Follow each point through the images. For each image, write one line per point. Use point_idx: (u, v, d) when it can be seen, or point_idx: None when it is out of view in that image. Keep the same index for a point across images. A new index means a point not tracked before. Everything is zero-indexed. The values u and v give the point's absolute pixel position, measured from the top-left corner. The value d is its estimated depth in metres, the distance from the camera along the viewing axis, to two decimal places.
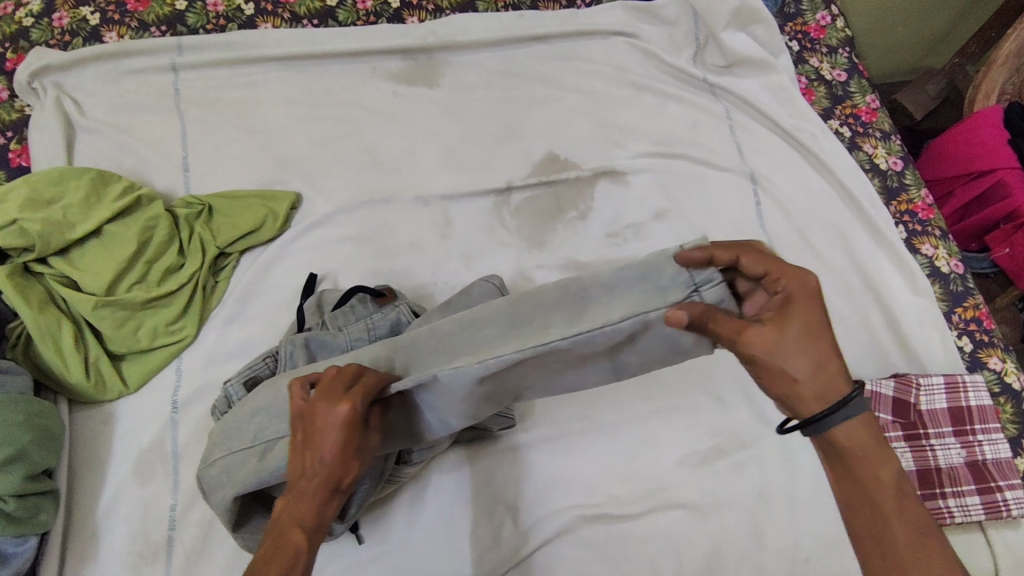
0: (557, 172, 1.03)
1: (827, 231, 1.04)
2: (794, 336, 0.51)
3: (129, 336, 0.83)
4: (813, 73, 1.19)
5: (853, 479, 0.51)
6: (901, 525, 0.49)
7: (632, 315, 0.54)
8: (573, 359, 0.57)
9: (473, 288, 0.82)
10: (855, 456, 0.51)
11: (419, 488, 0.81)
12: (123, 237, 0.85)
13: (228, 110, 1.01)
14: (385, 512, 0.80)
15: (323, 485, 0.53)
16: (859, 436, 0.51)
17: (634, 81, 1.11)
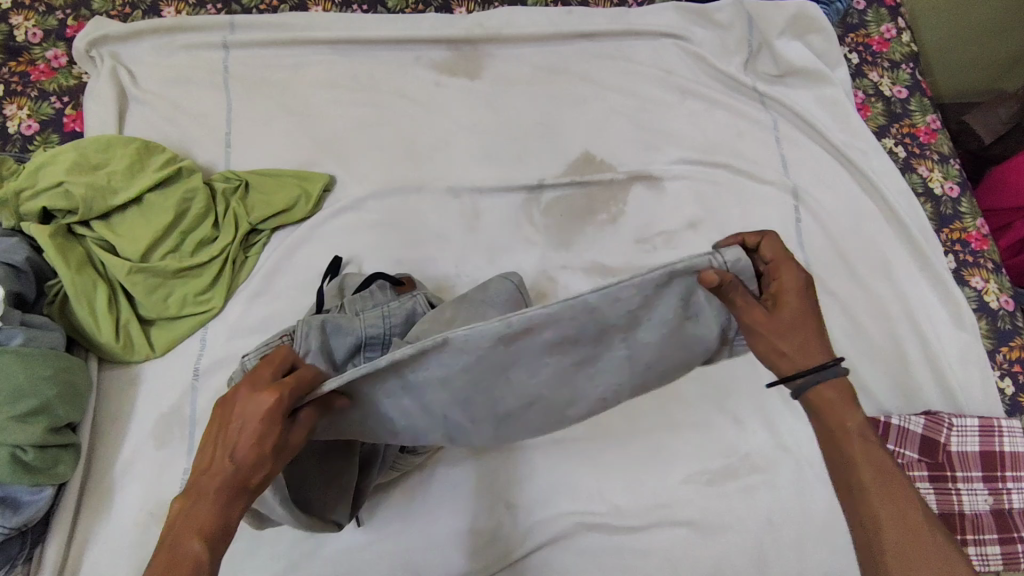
0: (592, 173, 1.02)
1: (870, 256, 0.98)
2: (796, 325, 0.61)
3: (159, 302, 0.86)
4: (872, 88, 1.13)
5: (832, 445, 0.60)
6: (869, 477, 0.58)
7: (661, 267, 0.56)
8: (600, 319, 0.58)
9: (489, 284, 0.84)
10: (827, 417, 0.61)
11: (421, 477, 0.82)
12: (161, 207, 0.88)
13: (272, 89, 1.03)
14: (386, 497, 0.81)
15: (233, 480, 0.53)
16: (835, 397, 0.60)
17: (679, 84, 1.08)
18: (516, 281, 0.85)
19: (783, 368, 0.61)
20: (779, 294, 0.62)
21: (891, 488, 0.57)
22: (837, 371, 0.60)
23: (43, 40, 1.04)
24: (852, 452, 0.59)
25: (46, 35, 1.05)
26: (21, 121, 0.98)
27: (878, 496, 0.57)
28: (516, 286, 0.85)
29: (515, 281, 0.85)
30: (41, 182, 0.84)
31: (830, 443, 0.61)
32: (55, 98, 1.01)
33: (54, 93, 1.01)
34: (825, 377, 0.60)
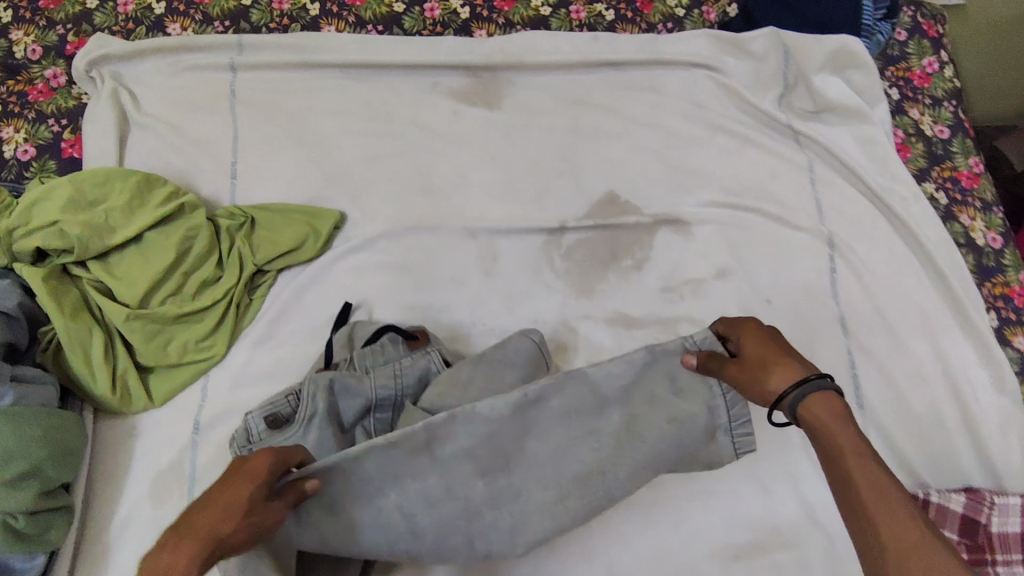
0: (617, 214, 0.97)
1: (907, 311, 0.95)
2: (763, 357, 0.62)
3: (157, 350, 0.82)
4: (912, 126, 1.07)
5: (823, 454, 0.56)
6: (870, 494, 0.52)
7: (645, 347, 0.68)
8: (595, 398, 0.67)
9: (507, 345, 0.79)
10: (814, 426, 0.57)
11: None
12: (162, 247, 0.84)
13: (282, 116, 0.98)
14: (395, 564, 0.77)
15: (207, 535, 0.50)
16: (831, 414, 0.57)
17: (709, 120, 1.03)
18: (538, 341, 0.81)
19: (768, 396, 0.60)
20: (745, 346, 0.64)
21: (890, 499, 0.51)
22: (826, 383, 0.58)
23: (42, 57, 0.99)
24: (850, 467, 0.54)
25: (45, 52, 0.99)
26: (18, 144, 0.93)
27: (884, 516, 0.51)
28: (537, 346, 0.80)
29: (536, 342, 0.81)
30: (34, 220, 0.79)
31: (832, 467, 0.55)
32: (53, 120, 0.95)
33: (52, 115, 0.96)
34: (812, 390, 0.57)
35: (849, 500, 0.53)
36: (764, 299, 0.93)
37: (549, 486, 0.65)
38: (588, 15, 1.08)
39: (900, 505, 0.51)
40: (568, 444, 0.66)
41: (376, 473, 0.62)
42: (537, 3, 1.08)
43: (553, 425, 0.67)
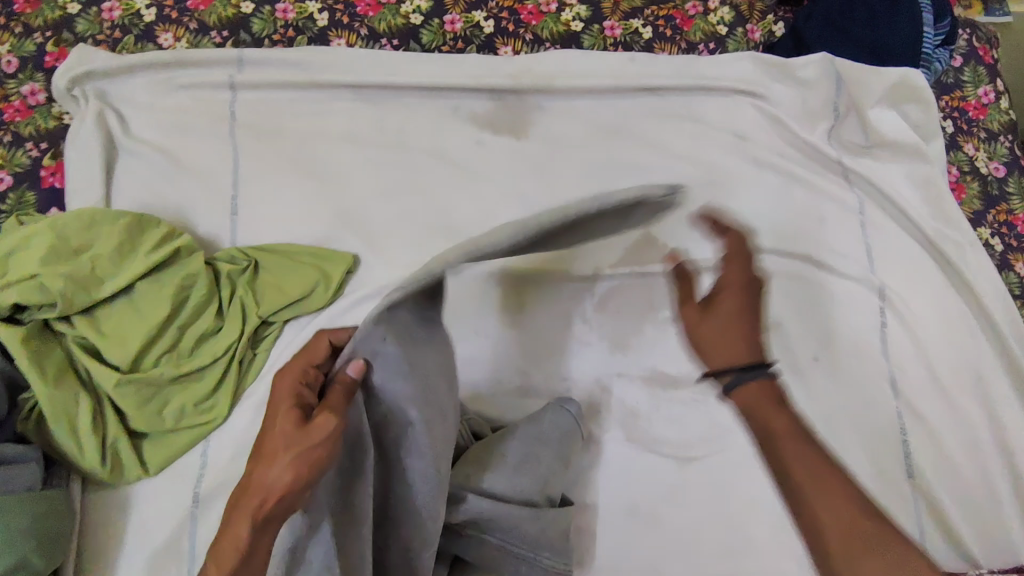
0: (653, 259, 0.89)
1: (960, 371, 0.88)
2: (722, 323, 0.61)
3: (152, 415, 0.74)
4: (967, 163, 1.00)
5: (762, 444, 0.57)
6: (806, 473, 0.53)
7: None
8: None
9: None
10: (749, 412, 0.58)
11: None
12: (156, 298, 0.75)
13: (287, 144, 0.89)
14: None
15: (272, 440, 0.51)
16: (758, 397, 0.57)
17: (754, 153, 0.94)
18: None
19: (715, 358, 0.60)
20: (726, 287, 0.64)
21: (822, 476, 0.52)
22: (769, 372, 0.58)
23: (18, 70, 0.89)
24: (787, 454, 0.54)
25: (22, 64, 0.89)
26: None
27: (826, 500, 0.52)
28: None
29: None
30: (12, 273, 0.71)
31: (768, 449, 0.56)
32: (32, 145, 0.86)
33: (30, 138, 0.86)
34: (755, 374, 0.58)
35: (788, 489, 0.54)
36: (810, 356, 0.87)
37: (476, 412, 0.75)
38: (623, 32, 0.99)
39: (837, 488, 0.52)
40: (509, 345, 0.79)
41: None
42: (567, 17, 0.99)
43: None
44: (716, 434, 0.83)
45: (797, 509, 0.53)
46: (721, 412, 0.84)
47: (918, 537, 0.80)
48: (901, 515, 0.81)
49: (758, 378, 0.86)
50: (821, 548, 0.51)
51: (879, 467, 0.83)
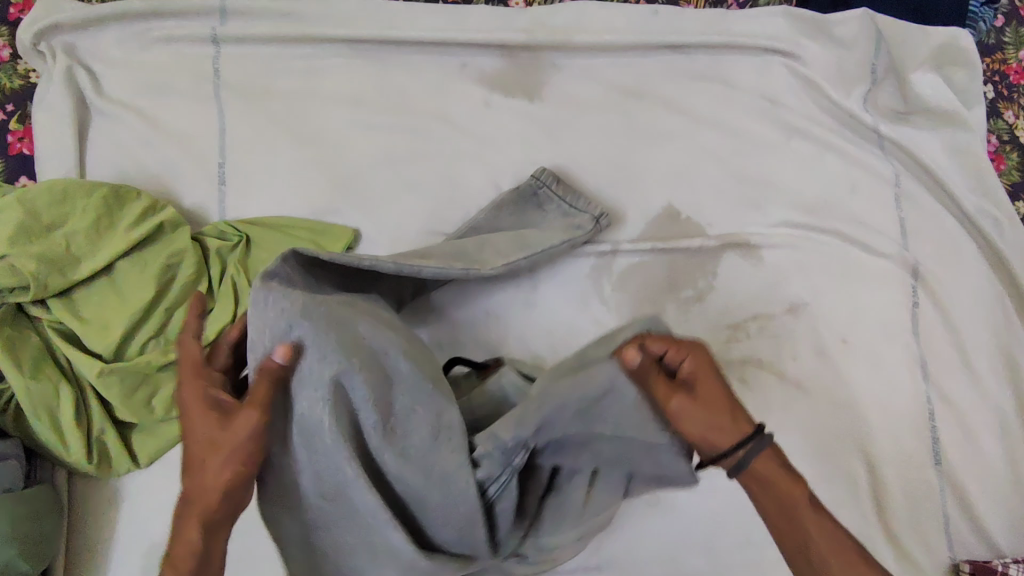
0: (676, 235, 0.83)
1: (994, 354, 0.83)
2: (716, 413, 0.56)
3: (140, 406, 0.69)
4: (1007, 132, 0.92)
5: (797, 526, 0.56)
6: (827, 542, 0.55)
7: (589, 214, 0.80)
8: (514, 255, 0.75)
9: (526, 215, 0.80)
10: (767, 488, 0.57)
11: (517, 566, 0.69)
12: (139, 279, 0.70)
13: (278, 105, 0.81)
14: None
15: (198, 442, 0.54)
16: (771, 475, 0.56)
17: (786, 119, 0.87)
18: (559, 202, 0.80)
19: (716, 454, 0.57)
20: (696, 374, 0.58)
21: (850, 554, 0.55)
22: (763, 441, 0.56)
23: None
24: (815, 537, 0.55)
25: None
26: None
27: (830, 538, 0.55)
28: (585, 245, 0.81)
29: (555, 208, 0.80)
30: None
31: (786, 531, 0.57)
32: None
33: None
34: (751, 454, 0.56)
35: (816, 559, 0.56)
36: (839, 339, 0.83)
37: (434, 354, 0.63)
38: None
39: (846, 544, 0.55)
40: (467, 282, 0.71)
41: (316, 363, 0.54)
42: None
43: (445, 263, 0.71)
44: None
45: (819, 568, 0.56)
46: (743, 396, 0.80)
47: (942, 526, 0.78)
48: (927, 504, 0.79)
49: (783, 361, 0.82)
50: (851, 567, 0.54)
51: (907, 454, 0.80)
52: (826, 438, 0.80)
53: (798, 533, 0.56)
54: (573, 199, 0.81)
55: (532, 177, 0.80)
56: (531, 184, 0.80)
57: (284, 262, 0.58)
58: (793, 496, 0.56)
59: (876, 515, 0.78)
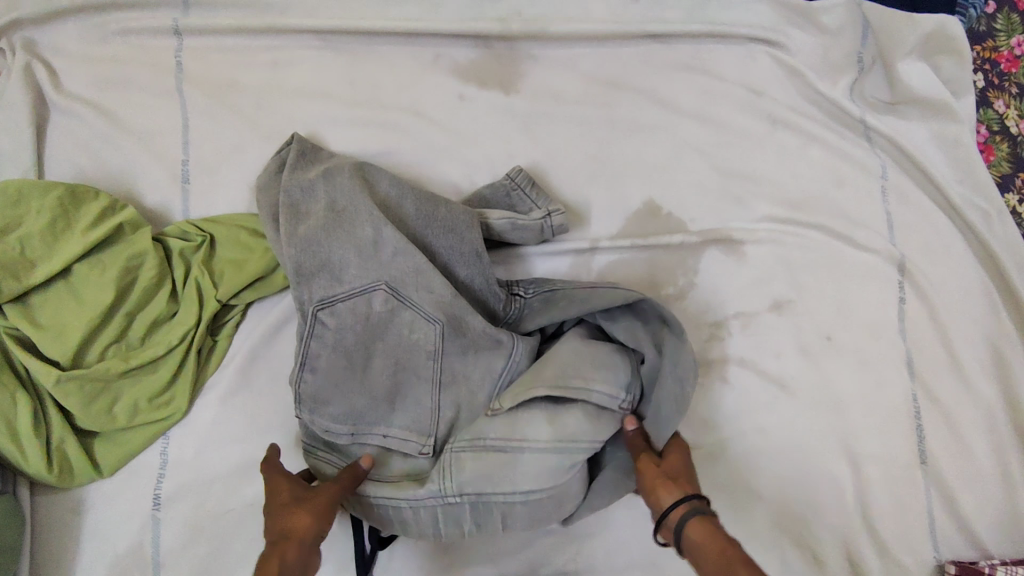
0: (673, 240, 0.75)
1: (980, 349, 0.81)
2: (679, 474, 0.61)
3: (101, 413, 0.67)
4: (998, 122, 0.90)
5: (716, 571, 0.52)
6: None
7: (543, 211, 0.76)
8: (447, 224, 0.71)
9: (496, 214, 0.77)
10: (695, 545, 0.55)
11: (509, 457, 0.62)
12: (98, 282, 0.67)
13: (244, 99, 0.78)
14: (458, 479, 0.62)
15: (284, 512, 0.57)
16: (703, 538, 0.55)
17: (770, 110, 0.85)
18: (530, 206, 0.77)
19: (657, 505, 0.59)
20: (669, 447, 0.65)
21: None
22: (700, 512, 0.56)
23: None
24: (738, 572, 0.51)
25: None
26: None
27: None
28: (542, 236, 0.77)
29: (525, 209, 0.78)
30: None
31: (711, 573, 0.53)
32: None
33: None
34: (687, 516, 0.56)
35: None
36: (824, 336, 0.81)
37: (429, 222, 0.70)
38: None
39: None
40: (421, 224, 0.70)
41: (358, 195, 0.68)
42: None
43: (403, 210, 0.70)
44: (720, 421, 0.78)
45: None
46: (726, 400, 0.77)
47: (927, 526, 0.77)
48: (912, 504, 0.77)
49: (767, 360, 0.80)
50: None
51: (892, 454, 0.78)
52: (810, 437, 0.78)
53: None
54: (543, 203, 0.77)
55: (507, 177, 0.77)
56: (504, 184, 0.77)
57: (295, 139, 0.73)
58: (726, 555, 0.53)
59: (860, 516, 0.77)
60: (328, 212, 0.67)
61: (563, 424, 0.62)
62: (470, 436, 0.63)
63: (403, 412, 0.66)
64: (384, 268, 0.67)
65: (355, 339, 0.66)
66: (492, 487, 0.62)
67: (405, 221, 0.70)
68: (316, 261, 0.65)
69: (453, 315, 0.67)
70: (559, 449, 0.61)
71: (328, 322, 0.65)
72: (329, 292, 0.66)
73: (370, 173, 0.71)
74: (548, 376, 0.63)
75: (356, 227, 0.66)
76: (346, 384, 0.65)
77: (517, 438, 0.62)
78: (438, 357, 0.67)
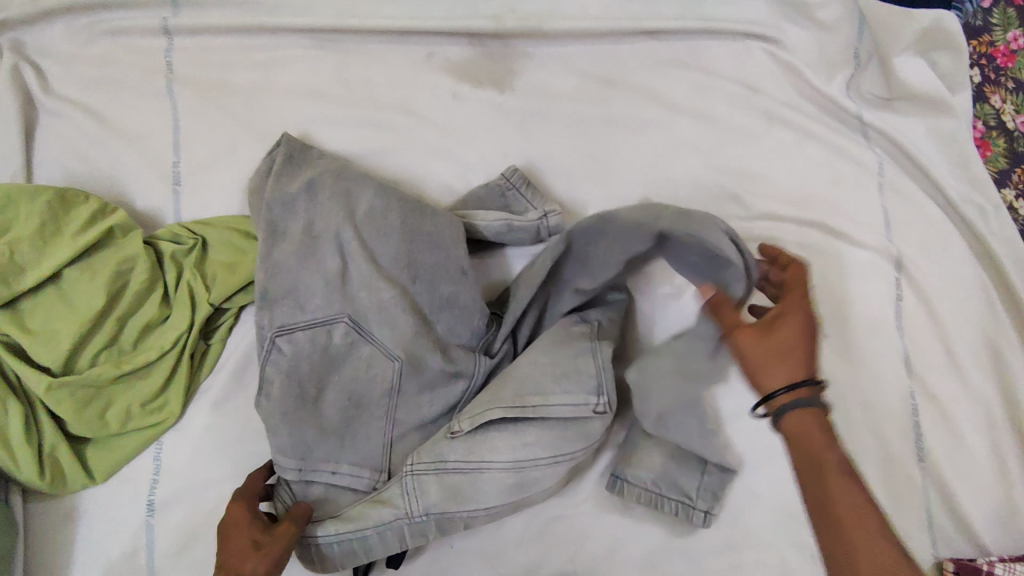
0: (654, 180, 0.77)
1: (977, 346, 0.81)
2: (793, 345, 0.62)
3: (93, 420, 0.66)
4: (994, 117, 0.90)
5: (812, 482, 0.60)
6: (847, 512, 0.57)
7: (536, 212, 0.76)
8: (433, 232, 0.70)
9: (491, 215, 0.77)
10: (802, 443, 0.61)
11: (471, 478, 0.65)
12: (89, 288, 0.67)
13: (235, 100, 0.77)
14: (424, 503, 0.65)
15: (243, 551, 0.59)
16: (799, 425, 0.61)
17: (765, 107, 0.84)
18: (525, 205, 0.77)
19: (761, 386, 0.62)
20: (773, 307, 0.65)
21: (871, 532, 0.56)
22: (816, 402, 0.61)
23: None
24: (839, 495, 0.58)
25: None
26: None
27: (840, 491, 0.58)
28: (536, 240, 0.77)
29: (521, 208, 0.77)
30: None
31: (812, 480, 0.60)
32: None
33: None
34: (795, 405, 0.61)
35: (834, 530, 0.58)
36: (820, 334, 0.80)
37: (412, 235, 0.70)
38: None
39: (868, 518, 0.57)
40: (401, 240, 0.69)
41: (339, 214, 0.68)
42: None
43: (390, 218, 0.69)
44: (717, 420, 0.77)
45: (829, 549, 0.58)
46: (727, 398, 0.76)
47: (926, 524, 0.77)
48: (911, 501, 0.77)
49: None
50: (843, 550, 0.56)
51: (889, 452, 0.78)
52: None
53: (827, 493, 0.59)
54: (538, 203, 0.77)
55: (501, 177, 0.77)
56: (499, 184, 0.77)
57: (281, 144, 0.72)
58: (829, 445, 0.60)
59: None
60: (305, 236, 0.68)
61: (523, 450, 0.65)
62: (431, 459, 0.65)
63: (353, 449, 0.68)
64: (350, 299, 0.68)
65: (312, 370, 0.67)
66: (458, 506, 0.65)
67: (389, 233, 0.69)
68: (281, 286, 0.67)
69: (413, 352, 0.68)
70: (518, 469, 0.65)
71: (283, 350, 0.67)
72: (290, 320, 0.67)
73: (353, 184, 0.70)
74: (506, 397, 0.65)
75: (325, 256, 0.68)
76: (300, 415, 0.67)
77: (479, 462, 0.65)
78: (394, 394, 0.69)
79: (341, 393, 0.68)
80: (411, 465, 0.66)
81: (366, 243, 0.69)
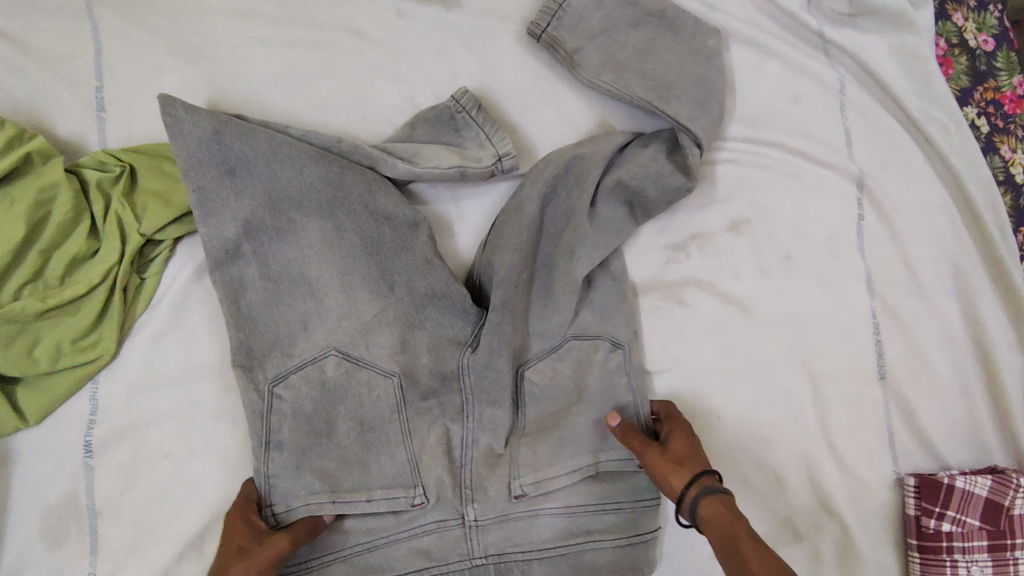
0: (629, 77, 0.75)
1: (937, 264, 0.81)
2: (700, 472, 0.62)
3: (20, 357, 0.63)
4: (956, 35, 0.87)
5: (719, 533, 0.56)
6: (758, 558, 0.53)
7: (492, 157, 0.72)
8: (383, 209, 0.67)
9: (444, 138, 0.74)
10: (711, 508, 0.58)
11: (528, 523, 0.68)
12: (5, 217, 0.62)
13: (162, 21, 0.72)
14: (485, 542, 0.67)
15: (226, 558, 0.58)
16: (714, 513, 0.57)
17: (724, 24, 0.81)
18: (478, 130, 0.73)
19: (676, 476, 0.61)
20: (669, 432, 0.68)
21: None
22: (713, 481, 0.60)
23: None
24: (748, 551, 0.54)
25: None
26: None
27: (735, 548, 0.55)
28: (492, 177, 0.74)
29: (473, 135, 0.73)
30: None
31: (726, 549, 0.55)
32: None
33: None
34: (705, 490, 0.58)
35: None
36: (783, 255, 0.79)
37: (359, 211, 0.66)
38: None
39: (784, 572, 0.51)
40: (352, 223, 0.66)
41: (279, 205, 0.64)
42: None
43: (336, 198, 0.65)
44: (679, 342, 0.76)
45: None
46: (686, 319, 0.77)
47: (886, 440, 0.78)
48: (870, 420, 0.77)
49: (724, 282, 0.78)
50: None
51: (850, 371, 0.78)
52: (768, 359, 0.77)
53: None
54: (490, 128, 0.73)
55: (451, 100, 0.73)
56: (448, 107, 0.73)
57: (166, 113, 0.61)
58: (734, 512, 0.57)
59: (819, 432, 0.77)
60: (252, 233, 0.64)
61: (577, 501, 0.69)
62: (494, 512, 0.67)
63: (379, 474, 0.66)
64: (321, 289, 0.65)
65: (314, 405, 0.65)
66: (514, 546, 0.68)
67: (338, 217, 0.65)
68: (264, 339, 0.64)
69: (408, 365, 0.68)
70: (572, 514, 0.68)
71: (284, 396, 0.65)
72: (280, 367, 0.65)
73: (289, 205, 0.64)
74: (567, 458, 0.69)
75: (284, 251, 0.65)
76: (313, 452, 0.65)
77: (534, 508, 0.68)
78: (401, 408, 0.67)
79: (342, 410, 0.66)
80: (476, 519, 0.67)
81: (320, 231, 0.65)
